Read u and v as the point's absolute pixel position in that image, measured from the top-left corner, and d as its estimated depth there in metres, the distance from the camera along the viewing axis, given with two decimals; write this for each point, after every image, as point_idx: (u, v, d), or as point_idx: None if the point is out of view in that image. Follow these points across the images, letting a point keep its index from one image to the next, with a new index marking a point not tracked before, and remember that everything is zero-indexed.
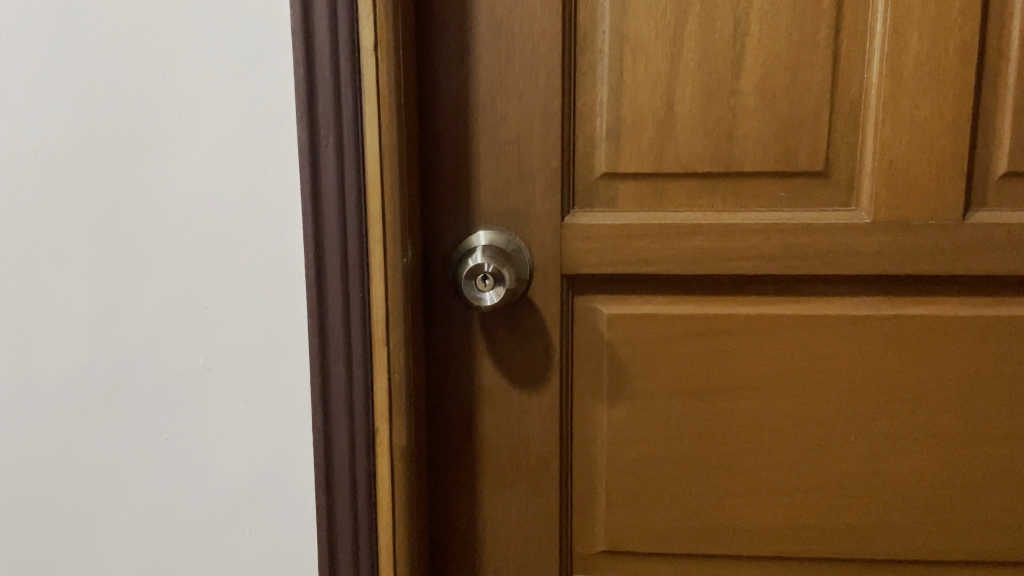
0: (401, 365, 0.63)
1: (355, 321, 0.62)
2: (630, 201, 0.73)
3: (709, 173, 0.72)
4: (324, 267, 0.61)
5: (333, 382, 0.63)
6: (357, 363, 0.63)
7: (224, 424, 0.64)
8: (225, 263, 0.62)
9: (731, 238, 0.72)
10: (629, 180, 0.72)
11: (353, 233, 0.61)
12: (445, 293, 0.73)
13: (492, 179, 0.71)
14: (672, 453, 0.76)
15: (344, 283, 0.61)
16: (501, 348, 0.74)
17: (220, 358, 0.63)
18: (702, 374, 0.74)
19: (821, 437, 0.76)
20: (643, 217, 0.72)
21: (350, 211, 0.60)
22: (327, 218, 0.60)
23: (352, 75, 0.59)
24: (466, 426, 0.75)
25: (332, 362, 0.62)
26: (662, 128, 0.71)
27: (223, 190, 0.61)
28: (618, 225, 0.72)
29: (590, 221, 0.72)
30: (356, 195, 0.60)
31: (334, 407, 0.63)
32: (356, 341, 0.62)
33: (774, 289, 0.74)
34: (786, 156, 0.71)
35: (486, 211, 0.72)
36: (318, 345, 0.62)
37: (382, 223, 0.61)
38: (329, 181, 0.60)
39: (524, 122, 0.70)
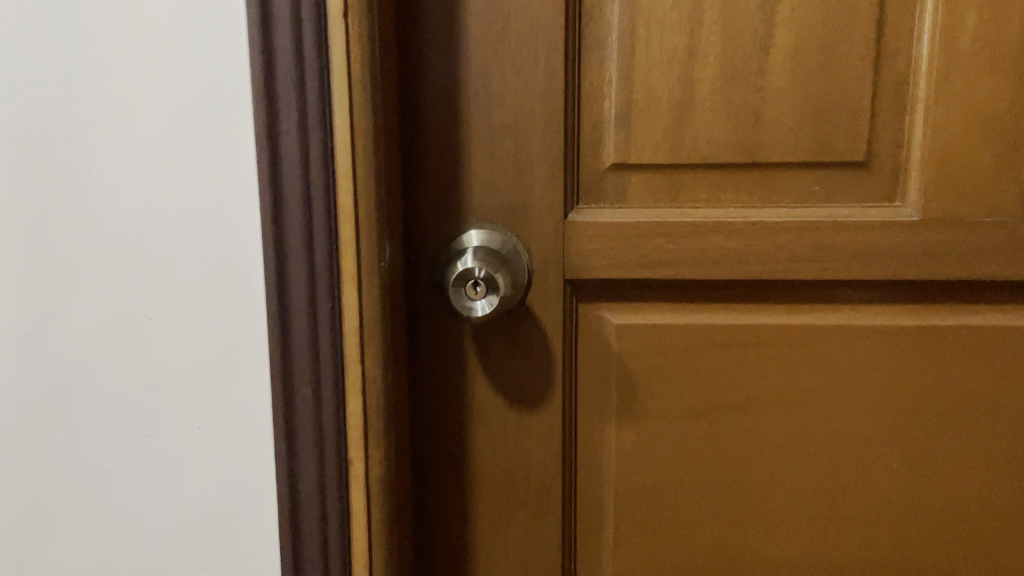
0: (378, 382, 0.55)
1: (324, 333, 0.54)
2: (642, 195, 0.64)
3: (734, 163, 0.63)
4: (287, 272, 0.53)
5: (298, 405, 0.54)
6: (327, 381, 0.54)
7: (175, 452, 0.56)
8: (173, 267, 0.54)
9: (757, 237, 0.63)
10: (641, 172, 0.63)
11: (321, 232, 0.52)
12: (432, 299, 0.64)
13: (486, 170, 0.62)
14: (686, 478, 0.67)
15: (311, 289, 0.53)
16: (496, 362, 0.65)
17: (168, 377, 0.55)
18: (724, 391, 0.66)
19: (855, 462, 0.67)
20: (657, 214, 0.63)
21: (318, 206, 0.52)
22: (290, 213, 0.52)
23: (317, 46, 0.51)
24: (457, 450, 0.66)
25: (297, 381, 0.54)
26: (679, 112, 0.62)
27: (171, 182, 0.53)
28: (630, 223, 0.63)
29: (598, 218, 0.63)
30: (324, 188, 0.52)
31: (300, 433, 0.55)
32: (324, 357, 0.54)
33: (806, 295, 0.65)
34: (822, 144, 0.62)
35: (478, 206, 0.63)
36: (281, 361, 0.54)
37: (354, 220, 0.52)
38: (290, 172, 0.52)
39: (523, 105, 0.61)
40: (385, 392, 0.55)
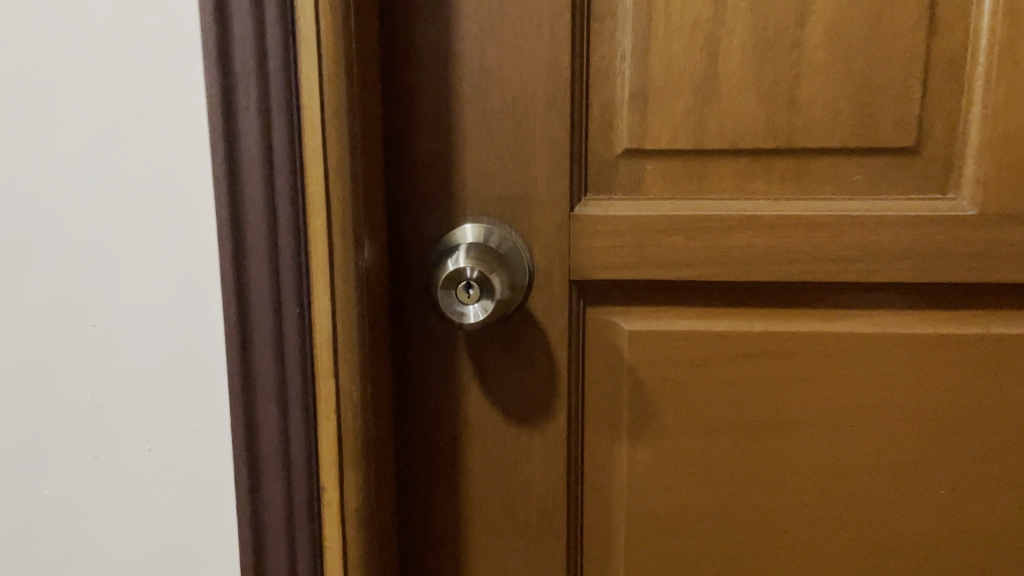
0: (354, 402, 0.48)
1: (291, 342, 0.47)
2: (659, 185, 0.56)
3: (764, 149, 0.55)
4: (247, 275, 0.45)
5: (262, 426, 0.47)
6: (294, 397, 0.47)
7: (122, 478, 0.49)
8: (117, 265, 0.46)
9: (790, 233, 0.55)
10: (658, 159, 0.56)
11: (286, 227, 0.45)
12: (419, 303, 0.56)
13: (481, 156, 0.55)
14: (705, 504, 0.60)
15: (276, 294, 0.46)
16: (493, 373, 0.57)
17: (114, 391, 0.48)
18: (750, 407, 0.58)
19: (896, 487, 0.59)
20: (676, 206, 0.56)
21: (282, 197, 0.45)
22: (249, 204, 0.45)
23: (281, 9, 0.43)
24: (449, 471, 0.59)
25: (260, 400, 0.47)
26: (703, 91, 0.54)
27: (112, 166, 0.46)
28: (645, 217, 0.55)
29: (608, 212, 0.56)
30: (289, 175, 0.45)
31: (264, 458, 0.48)
32: (291, 371, 0.47)
33: (845, 300, 0.57)
34: (865, 127, 0.54)
35: (472, 197, 0.55)
36: (241, 374, 0.46)
37: (326, 214, 0.45)
38: (250, 156, 0.44)
39: (523, 82, 0.53)
40: (363, 410, 0.48)
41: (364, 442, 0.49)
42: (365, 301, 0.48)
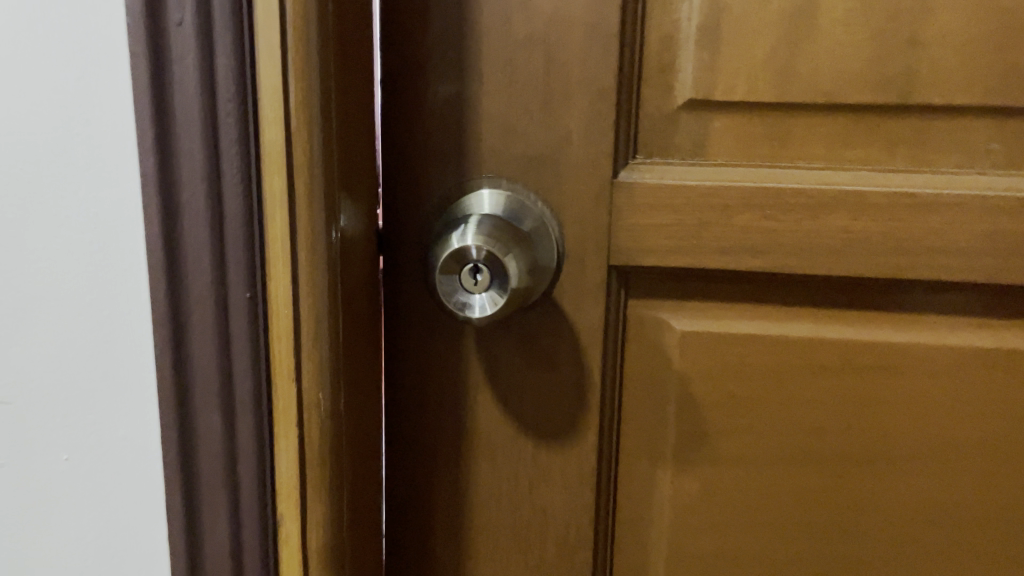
0: (321, 415, 0.37)
1: (239, 333, 0.36)
2: (729, 148, 0.43)
3: (871, 104, 0.42)
4: (182, 245, 0.35)
5: (200, 437, 0.37)
6: (243, 402, 0.37)
7: (38, 491, 0.39)
8: (26, 226, 0.36)
9: (896, 216, 0.43)
10: (730, 114, 0.43)
11: (233, 185, 0.34)
12: (416, 284, 0.45)
13: (501, 102, 0.43)
14: (765, 549, 0.48)
15: (219, 271, 0.35)
16: (507, 376, 0.46)
17: (25, 386, 0.38)
18: (831, 435, 0.46)
19: (1013, 543, 0.47)
20: (750, 176, 0.43)
21: (227, 144, 0.34)
22: (185, 153, 0.34)
23: None
24: (449, 491, 0.48)
25: (199, 404, 0.37)
26: (794, 26, 0.41)
27: (17, 99, 0.35)
28: (709, 188, 0.43)
29: (662, 180, 0.44)
30: (236, 116, 0.34)
31: (204, 476, 0.38)
32: (240, 370, 0.36)
33: (961, 305, 0.44)
34: (1008, 81, 0.41)
35: (487, 155, 0.44)
36: (175, 371, 0.36)
37: (287, 171, 0.34)
38: (185, 89, 0.34)
39: (558, 6, 0.41)
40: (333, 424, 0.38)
41: (333, 466, 0.38)
42: (338, 286, 0.37)
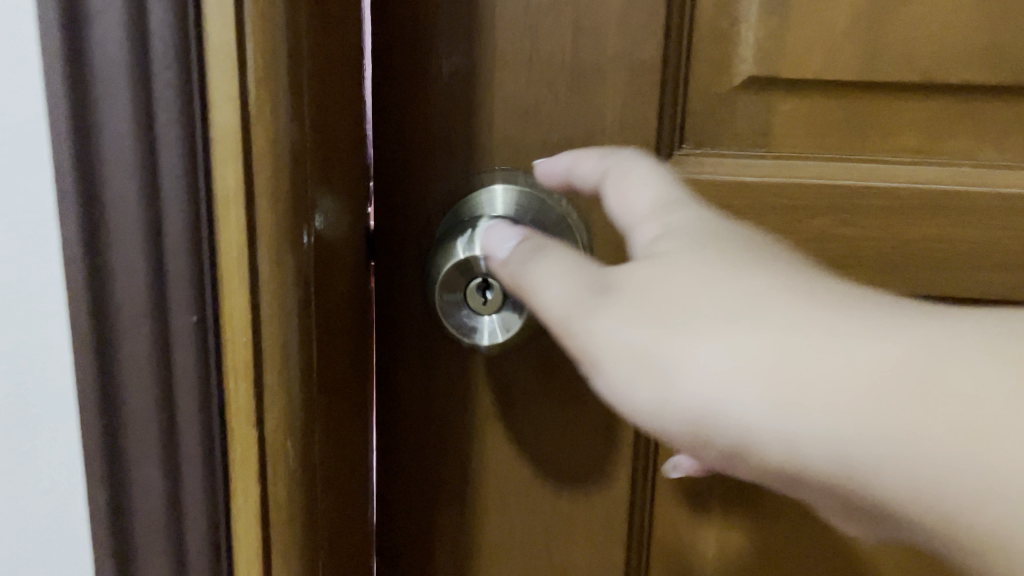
0: (291, 463, 0.30)
1: (182, 368, 0.29)
2: (798, 137, 0.36)
3: (976, 84, 0.34)
4: (109, 255, 0.28)
5: (137, 493, 0.30)
6: (190, 453, 0.29)
7: None
8: None
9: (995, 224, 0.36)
10: (801, 95, 0.35)
11: (173, 179, 0.27)
12: (412, 298, 0.38)
13: (518, 76, 0.35)
14: None
15: (157, 289, 0.28)
16: (522, 409, 0.38)
17: None
18: None
19: None
20: (825, 170, 0.36)
21: (166, 127, 0.26)
22: (110, 138, 0.27)
23: None
24: (452, 543, 0.40)
25: (134, 453, 0.29)
26: None
27: None
28: (776, 185, 0.35)
29: (718, 173, 0.36)
30: (176, 91, 0.26)
31: (142, 538, 0.30)
32: (186, 413, 0.29)
33: None
34: None
35: (500, 143, 0.36)
36: (104, 413, 0.29)
37: (245, 162, 0.27)
38: (108, 55, 0.26)
39: None
40: (307, 469, 0.31)
41: (307, 517, 0.31)
42: (314, 303, 0.30)
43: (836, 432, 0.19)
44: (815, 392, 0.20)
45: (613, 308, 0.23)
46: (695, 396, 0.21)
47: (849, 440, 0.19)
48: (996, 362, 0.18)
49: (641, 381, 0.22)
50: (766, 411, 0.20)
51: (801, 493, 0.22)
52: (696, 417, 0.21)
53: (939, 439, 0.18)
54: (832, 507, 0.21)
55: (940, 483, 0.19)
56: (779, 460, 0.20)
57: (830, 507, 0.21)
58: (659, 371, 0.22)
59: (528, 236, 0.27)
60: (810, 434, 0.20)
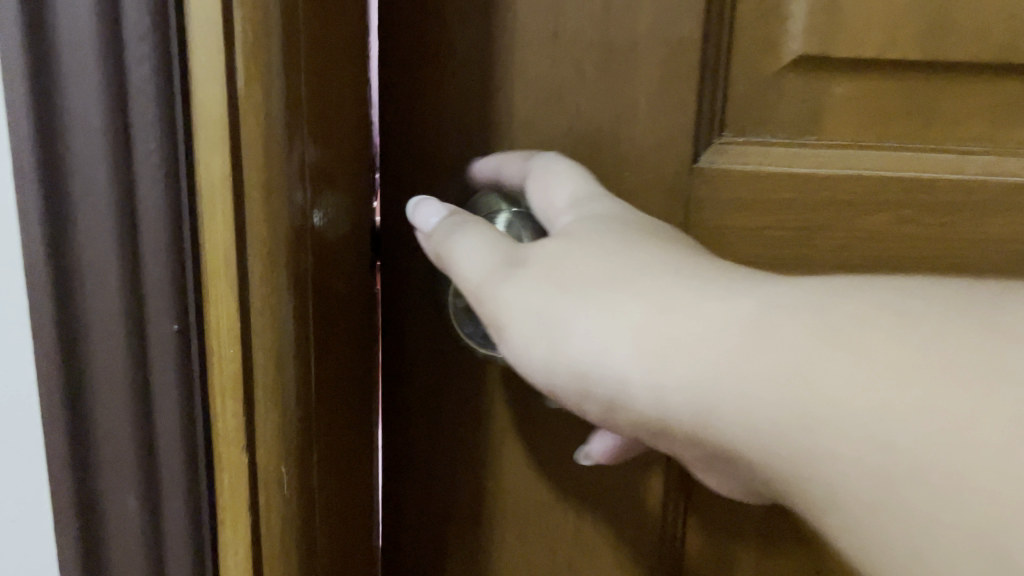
0: (287, 491, 0.26)
1: (161, 385, 0.25)
2: (853, 124, 0.32)
3: None
4: (77, 258, 0.24)
5: (112, 525, 0.27)
6: (171, 480, 0.26)
7: None
8: None
9: None
10: (856, 77, 0.31)
11: (151, 170, 0.23)
12: (422, 302, 0.34)
13: (540, 57, 0.31)
14: None
15: (133, 296, 0.24)
16: (543, 424, 0.35)
17: None
18: None
19: None
20: (882, 161, 0.32)
21: (141, 109, 0.23)
22: (77, 123, 0.23)
23: None
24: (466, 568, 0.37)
25: (109, 480, 0.26)
26: None
27: None
28: (826, 178, 0.32)
29: (762, 165, 0.32)
30: (153, 69, 0.23)
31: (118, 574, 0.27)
32: (166, 437, 0.26)
33: None
34: None
35: (520, 131, 0.32)
36: (73, 436, 0.26)
37: (234, 150, 0.23)
38: (75, 27, 0.22)
39: None
40: (306, 501, 0.27)
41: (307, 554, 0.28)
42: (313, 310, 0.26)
43: (697, 388, 0.21)
44: (677, 352, 0.21)
45: (518, 278, 0.25)
46: (580, 353, 0.24)
47: (703, 396, 0.21)
48: (828, 343, 0.19)
49: (536, 340, 0.25)
50: (644, 367, 0.22)
51: (687, 448, 0.24)
52: (582, 372, 0.24)
53: (774, 407, 0.19)
54: (707, 458, 0.24)
55: (777, 448, 0.20)
56: (652, 409, 0.22)
57: (711, 458, 0.23)
58: (555, 332, 0.24)
59: (460, 218, 0.28)
60: (677, 389, 0.22)
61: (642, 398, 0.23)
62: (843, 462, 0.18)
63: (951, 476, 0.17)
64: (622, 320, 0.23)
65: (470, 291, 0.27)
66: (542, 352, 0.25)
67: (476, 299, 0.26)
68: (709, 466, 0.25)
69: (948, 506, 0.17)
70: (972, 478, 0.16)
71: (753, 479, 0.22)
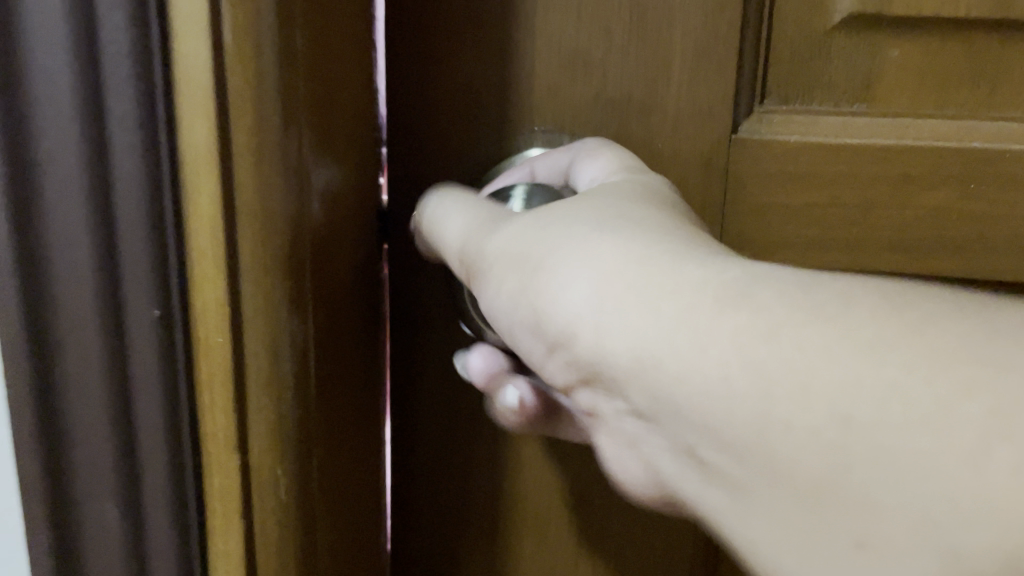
0: (287, 493, 0.24)
1: (142, 379, 0.22)
2: (909, 91, 0.29)
3: None
4: (44, 235, 0.21)
5: (89, 537, 0.24)
6: (155, 486, 0.23)
7: None
8: None
9: None
10: (914, 38, 0.28)
11: (126, 134, 0.20)
12: (434, 289, 0.31)
13: (564, 17, 0.28)
14: None
15: (109, 279, 0.21)
16: None
17: None
18: None
19: None
20: (941, 131, 0.29)
21: (114, 63, 0.20)
22: (42, 80, 0.20)
23: None
24: None
25: (86, 486, 0.23)
26: None
27: None
28: (883, 149, 0.29)
29: (809, 136, 0.29)
30: (128, 19, 0.20)
31: None
32: (148, 437, 0.23)
33: None
34: None
35: (541, 100, 0.29)
36: (42, 439, 0.23)
37: (221, 112, 0.21)
38: None
39: None
40: (307, 504, 0.24)
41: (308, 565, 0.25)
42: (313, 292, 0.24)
43: (643, 333, 0.19)
44: (639, 299, 0.20)
45: (503, 223, 0.24)
46: (538, 287, 0.22)
47: (651, 344, 0.19)
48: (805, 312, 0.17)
49: (500, 290, 0.23)
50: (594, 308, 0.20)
51: (612, 417, 0.22)
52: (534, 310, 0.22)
53: (733, 359, 0.18)
54: (614, 419, 0.22)
55: (719, 405, 0.18)
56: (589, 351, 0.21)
57: (628, 435, 0.22)
58: (523, 265, 0.22)
59: (451, 193, 0.27)
60: (622, 335, 0.20)
61: (585, 347, 0.21)
62: (795, 422, 0.17)
63: (911, 464, 0.15)
64: (589, 266, 0.21)
65: (454, 259, 0.26)
66: (504, 299, 0.23)
67: (459, 268, 0.26)
68: (613, 447, 0.23)
69: (903, 495, 0.15)
70: (941, 461, 0.15)
71: (664, 458, 0.21)
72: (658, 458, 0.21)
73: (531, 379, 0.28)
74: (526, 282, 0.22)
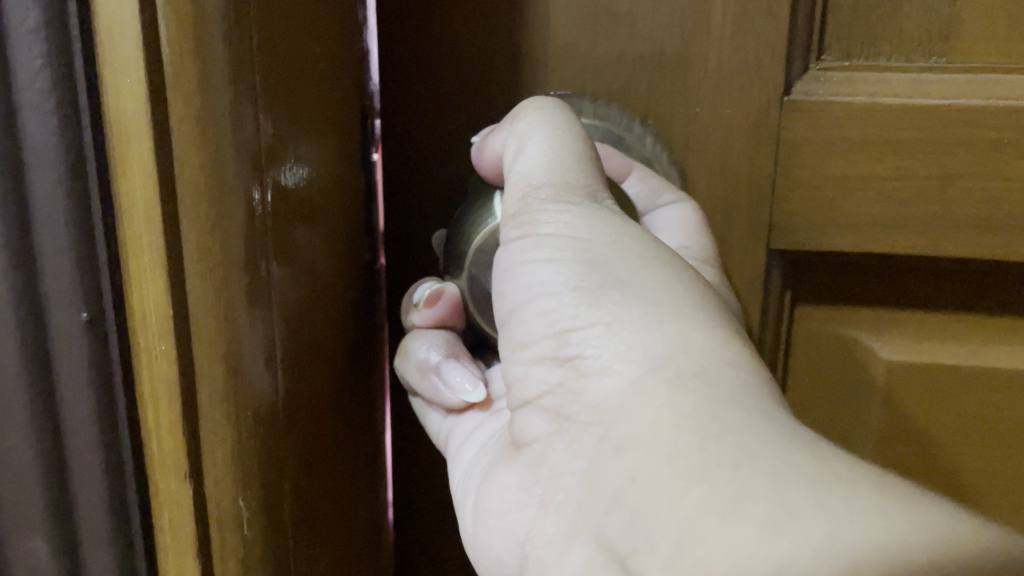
0: (251, 528, 0.20)
1: (71, 394, 0.19)
2: (1001, 38, 0.24)
3: None
4: None
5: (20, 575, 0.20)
6: (92, 515, 0.20)
7: None
8: None
9: None
10: None
11: (39, 101, 0.17)
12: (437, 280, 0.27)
13: None
14: None
15: (26, 275, 0.18)
16: None
17: None
18: None
19: None
20: None
21: (18, 12, 0.17)
22: None
23: None
24: None
25: (13, 516, 0.20)
26: None
27: None
28: (965, 108, 0.24)
29: (876, 94, 0.24)
30: None
31: None
32: (81, 460, 0.19)
33: None
34: None
35: (556, 59, 0.25)
36: None
37: (148, 69, 0.17)
38: None
39: None
40: (274, 539, 0.20)
41: None
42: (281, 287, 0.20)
43: (717, 410, 0.16)
44: (722, 398, 0.17)
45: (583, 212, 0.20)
46: (587, 309, 0.18)
47: (708, 422, 0.16)
48: (875, 492, 0.15)
49: (552, 265, 0.19)
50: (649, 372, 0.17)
51: (532, 474, 0.20)
52: (566, 334, 0.19)
53: (778, 475, 0.15)
54: (548, 479, 0.19)
55: (716, 509, 0.15)
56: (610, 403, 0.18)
57: (533, 496, 0.20)
58: (585, 277, 0.19)
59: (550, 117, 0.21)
60: (669, 409, 0.17)
61: (592, 399, 0.18)
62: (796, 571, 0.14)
63: None
64: (666, 333, 0.18)
65: (511, 183, 0.21)
66: (549, 274, 0.19)
67: (507, 198, 0.21)
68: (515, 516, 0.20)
69: None
70: None
71: (551, 539, 0.19)
72: (543, 536, 0.19)
73: (447, 343, 0.26)
74: (596, 287, 0.19)
